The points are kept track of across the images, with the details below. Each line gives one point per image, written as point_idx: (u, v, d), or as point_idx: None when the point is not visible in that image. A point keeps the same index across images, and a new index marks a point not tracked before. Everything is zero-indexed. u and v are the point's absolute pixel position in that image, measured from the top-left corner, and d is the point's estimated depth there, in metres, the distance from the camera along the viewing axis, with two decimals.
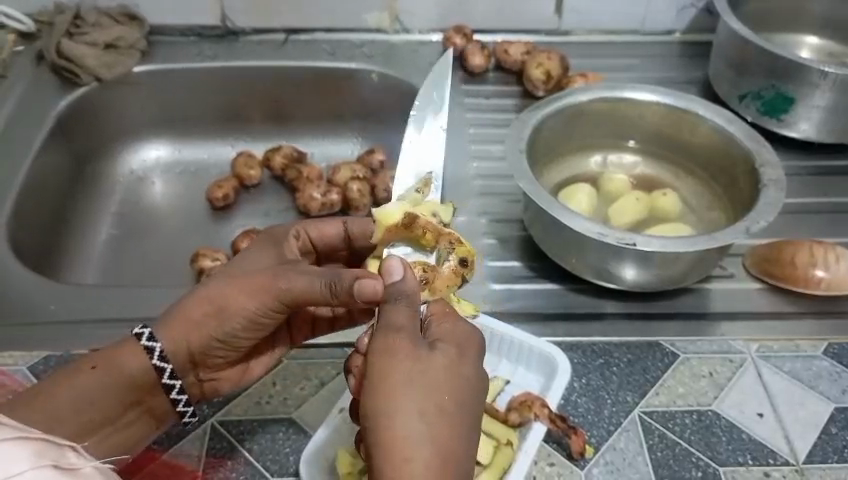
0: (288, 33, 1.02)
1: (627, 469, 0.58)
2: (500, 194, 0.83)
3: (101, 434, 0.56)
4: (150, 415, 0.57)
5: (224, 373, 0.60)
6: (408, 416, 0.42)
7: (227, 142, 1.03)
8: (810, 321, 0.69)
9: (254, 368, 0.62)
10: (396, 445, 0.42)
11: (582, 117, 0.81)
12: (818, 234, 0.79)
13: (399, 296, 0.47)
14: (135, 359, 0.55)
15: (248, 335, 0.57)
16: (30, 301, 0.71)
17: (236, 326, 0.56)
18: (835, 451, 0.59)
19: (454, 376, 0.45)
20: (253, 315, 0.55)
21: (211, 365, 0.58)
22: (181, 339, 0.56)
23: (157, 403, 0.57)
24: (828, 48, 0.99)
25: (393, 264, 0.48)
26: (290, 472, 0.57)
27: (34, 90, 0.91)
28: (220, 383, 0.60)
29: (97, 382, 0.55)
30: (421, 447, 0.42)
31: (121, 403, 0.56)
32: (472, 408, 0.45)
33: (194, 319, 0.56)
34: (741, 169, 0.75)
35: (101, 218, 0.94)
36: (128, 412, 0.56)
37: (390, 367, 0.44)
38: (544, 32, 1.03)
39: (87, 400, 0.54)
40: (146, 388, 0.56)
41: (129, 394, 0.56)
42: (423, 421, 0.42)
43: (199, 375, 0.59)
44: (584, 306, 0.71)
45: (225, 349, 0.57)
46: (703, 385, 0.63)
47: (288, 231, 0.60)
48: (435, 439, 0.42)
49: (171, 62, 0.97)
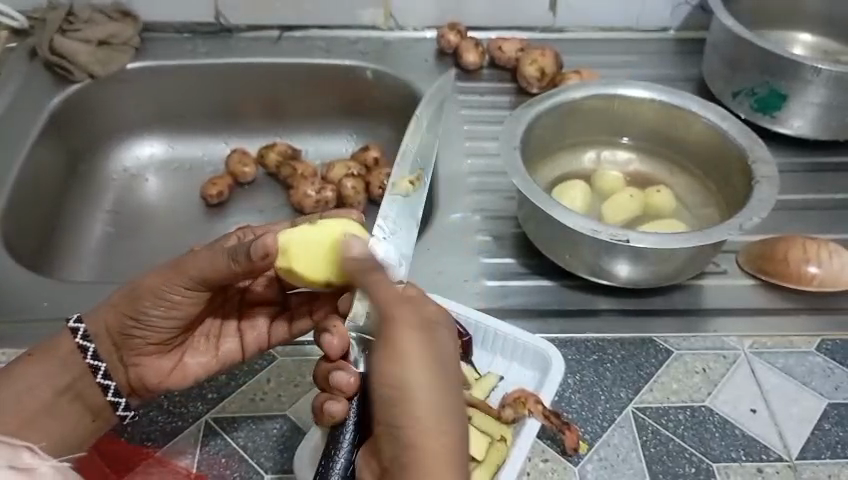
0: (282, 29, 1.01)
1: (621, 465, 0.58)
2: (494, 191, 0.83)
3: (36, 427, 0.56)
4: (85, 405, 0.58)
5: (148, 362, 0.59)
6: (429, 394, 0.44)
7: (221, 139, 1.02)
8: (804, 317, 0.70)
9: (188, 366, 0.61)
10: (420, 422, 0.43)
11: (576, 114, 0.81)
12: (812, 230, 0.80)
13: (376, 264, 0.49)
14: (65, 348, 0.57)
15: (163, 316, 0.57)
16: (22, 297, 0.70)
17: (152, 309, 0.57)
18: (828, 447, 0.59)
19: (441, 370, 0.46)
20: (161, 291, 0.56)
21: (133, 348, 0.59)
22: (101, 318, 0.58)
23: (90, 391, 0.58)
24: (822, 45, 0.99)
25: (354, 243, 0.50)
26: (285, 469, 0.57)
27: (27, 86, 0.91)
28: (145, 371, 0.59)
29: (27, 373, 0.56)
30: (449, 430, 0.44)
31: (54, 393, 0.56)
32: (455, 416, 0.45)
33: (113, 299, 0.57)
34: (734, 166, 0.76)
35: (94, 215, 0.93)
36: (62, 401, 0.57)
37: (405, 348, 0.45)
38: (538, 29, 1.03)
39: (19, 391, 0.55)
40: (77, 374, 0.57)
41: (61, 381, 0.57)
42: (432, 405, 0.44)
43: (125, 359, 0.59)
44: (578, 302, 0.71)
45: (143, 331, 0.58)
46: (697, 381, 0.64)
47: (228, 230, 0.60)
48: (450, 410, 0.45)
49: (166, 58, 0.97)
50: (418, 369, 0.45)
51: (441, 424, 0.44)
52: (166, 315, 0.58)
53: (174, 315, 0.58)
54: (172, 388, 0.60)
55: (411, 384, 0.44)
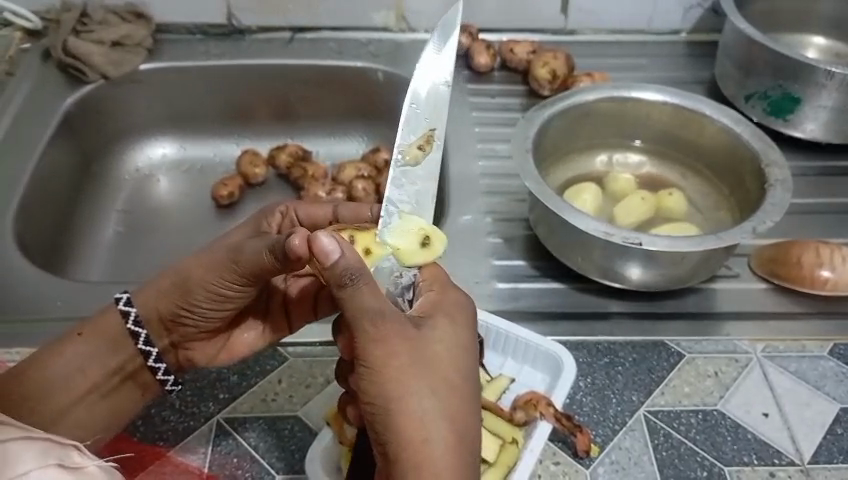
0: (295, 31, 1.02)
1: (632, 468, 0.58)
2: (505, 193, 0.83)
3: (86, 403, 0.57)
4: (134, 382, 0.59)
5: (198, 345, 0.61)
6: (420, 399, 0.43)
7: (233, 140, 1.03)
8: (816, 321, 0.69)
9: (238, 347, 0.62)
10: (412, 430, 0.42)
11: (587, 116, 0.81)
12: (824, 234, 0.79)
13: (353, 274, 0.42)
14: (114, 329, 0.57)
15: (212, 307, 0.57)
16: (35, 295, 0.71)
17: (203, 302, 0.56)
18: (841, 452, 0.59)
19: (429, 365, 0.44)
20: (211, 286, 0.55)
21: (184, 334, 0.59)
22: (152, 301, 0.57)
23: (140, 372, 0.59)
24: (835, 49, 0.99)
25: (324, 242, 0.42)
26: (296, 469, 0.57)
27: (41, 87, 0.92)
28: (194, 353, 0.61)
29: (78, 352, 0.56)
30: (444, 435, 0.42)
31: (101, 371, 0.57)
32: (457, 414, 0.43)
33: (163, 285, 0.57)
34: (748, 170, 0.75)
35: (107, 215, 0.94)
36: (111, 380, 0.57)
37: (385, 352, 0.43)
38: (551, 32, 1.03)
39: (70, 368, 0.56)
40: (124, 353, 0.58)
41: (108, 360, 0.57)
42: (423, 417, 0.42)
43: (175, 341, 0.60)
44: (590, 305, 0.71)
45: (194, 320, 0.58)
46: (709, 384, 0.63)
47: (274, 207, 0.59)
48: (446, 409, 0.43)
49: (178, 60, 0.97)
50: (407, 375, 0.43)
51: (433, 429, 0.42)
52: (216, 307, 0.58)
53: (224, 307, 0.58)
54: (220, 364, 0.62)
55: (399, 397, 0.42)
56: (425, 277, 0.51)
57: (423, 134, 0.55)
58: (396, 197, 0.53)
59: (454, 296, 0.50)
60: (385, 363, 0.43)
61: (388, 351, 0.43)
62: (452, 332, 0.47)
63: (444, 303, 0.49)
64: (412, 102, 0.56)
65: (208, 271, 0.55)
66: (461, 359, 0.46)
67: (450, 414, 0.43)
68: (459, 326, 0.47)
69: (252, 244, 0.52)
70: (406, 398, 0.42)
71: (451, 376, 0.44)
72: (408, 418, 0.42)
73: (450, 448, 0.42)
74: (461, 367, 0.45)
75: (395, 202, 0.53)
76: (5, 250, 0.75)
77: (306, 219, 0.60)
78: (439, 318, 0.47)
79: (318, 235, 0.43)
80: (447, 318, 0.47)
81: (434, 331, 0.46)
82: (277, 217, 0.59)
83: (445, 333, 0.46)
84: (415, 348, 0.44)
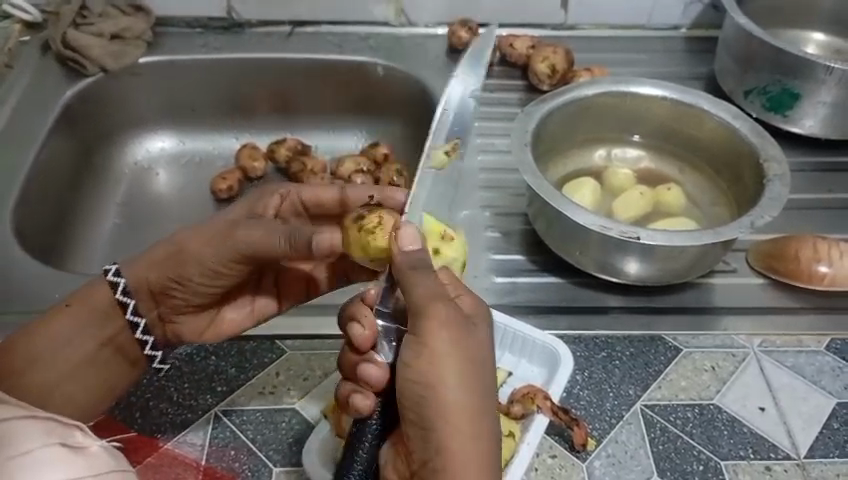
0: (294, 25, 1.02)
1: (628, 462, 0.58)
2: (504, 187, 0.83)
3: (75, 378, 0.58)
4: (123, 357, 0.60)
5: (184, 319, 0.62)
6: (458, 391, 0.43)
7: (231, 134, 1.03)
8: (813, 315, 0.69)
9: (223, 322, 0.64)
10: (446, 420, 0.42)
11: (587, 110, 0.81)
12: (822, 229, 0.79)
13: (414, 263, 0.46)
14: (103, 302, 0.58)
15: (206, 280, 0.59)
16: (32, 287, 0.71)
17: (197, 274, 0.58)
18: (837, 446, 0.59)
19: (472, 359, 0.44)
20: (208, 259, 0.58)
21: (173, 306, 0.61)
22: (144, 273, 0.58)
23: (129, 345, 0.60)
24: (834, 45, 0.99)
25: (408, 231, 0.48)
26: (294, 462, 0.57)
27: (40, 80, 0.92)
28: (180, 328, 0.62)
29: (66, 324, 0.58)
30: (475, 431, 0.42)
31: (91, 344, 0.58)
32: (489, 414, 0.43)
33: (155, 256, 0.58)
34: (747, 165, 0.75)
35: (106, 208, 0.94)
36: (100, 353, 0.59)
37: (432, 336, 0.44)
38: (550, 26, 1.03)
39: (59, 341, 0.57)
40: (114, 326, 0.59)
41: (98, 333, 0.58)
42: (459, 408, 0.43)
43: (162, 313, 0.61)
44: (587, 299, 0.71)
45: (185, 294, 0.60)
46: (706, 378, 0.64)
47: (274, 189, 0.62)
48: (481, 406, 0.43)
49: (178, 53, 0.97)
50: (450, 365, 0.43)
51: (472, 423, 0.42)
52: (208, 282, 0.60)
53: (217, 282, 0.60)
54: (206, 342, 0.64)
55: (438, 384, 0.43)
56: (442, 277, 0.47)
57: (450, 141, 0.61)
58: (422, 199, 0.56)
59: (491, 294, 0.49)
60: (431, 348, 0.43)
61: (443, 339, 0.44)
62: (492, 331, 0.47)
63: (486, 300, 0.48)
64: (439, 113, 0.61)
65: (207, 245, 0.57)
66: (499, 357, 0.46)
67: (486, 410, 0.43)
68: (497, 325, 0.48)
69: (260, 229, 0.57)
70: (444, 388, 0.43)
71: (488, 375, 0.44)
72: (452, 409, 0.42)
73: (478, 445, 0.42)
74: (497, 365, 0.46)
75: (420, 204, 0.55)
76: (5, 242, 0.75)
77: (311, 201, 0.63)
78: (482, 316, 0.46)
79: (405, 229, 0.48)
80: (489, 318, 0.47)
81: (478, 328, 0.46)
82: (275, 199, 0.62)
83: (488, 332, 0.46)
84: (461, 339, 0.44)
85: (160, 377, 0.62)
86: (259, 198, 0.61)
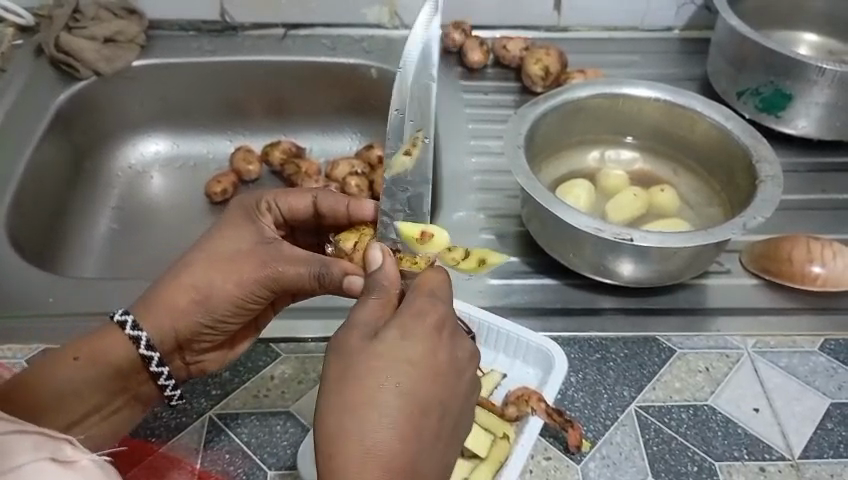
0: (288, 27, 1.02)
1: (623, 463, 0.58)
2: (498, 190, 0.83)
3: (87, 424, 0.57)
4: (136, 401, 0.59)
5: (208, 356, 0.61)
6: (343, 412, 0.40)
7: (225, 137, 1.03)
8: (807, 316, 0.70)
9: (241, 341, 0.63)
10: (327, 442, 0.40)
11: (581, 113, 0.81)
12: (815, 230, 0.80)
13: (372, 285, 0.46)
14: (121, 347, 0.57)
15: (233, 316, 0.58)
16: (26, 292, 0.70)
17: (226, 311, 0.58)
18: (831, 446, 0.59)
19: (366, 374, 0.41)
20: (238, 299, 0.57)
21: (195, 347, 0.60)
22: (164, 318, 0.57)
23: (142, 388, 0.59)
24: (827, 45, 0.99)
25: (375, 253, 0.48)
26: (288, 465, 0.57)
27: (34, 83, 0.92)
28: (206, 364, 0.61)
29: (80, 375, 0.56)
30: (358, 451, 0.39)
31: (106, 394, 0.57)
32: (382, 432, 0.40)
33: (180, 303, 0.57)
34: (739, 167, 0.75)
35: (100, 212, 0.93)
36: (114, 400, 0.58)
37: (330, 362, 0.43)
38: (543, 29, 1.03)
39: (72, 393, 0.56)
40: (130, 373, 0.58)
41: (114, 383, 0.57)
42: (339, 427, 0.40)
43: (186, 358, 0.60)
44: (582, 301, 0.71)
45: (211, 333, 0.59)
46: (700, 380, 0.64)
47: (257, 202, 0.59)
48: (371, 423, 0.40)
49: (171, 56, 0.97)
50: (339, 386, 0.41)
51: (346, 444, 0.39)
52: (233, 318, 0.59)
53: (240, 316, 0.59)
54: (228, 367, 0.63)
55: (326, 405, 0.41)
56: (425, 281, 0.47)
57: (408, 140, 0.59)
58: (389, 208, 0.57)
59: (432, 306, 0.45)
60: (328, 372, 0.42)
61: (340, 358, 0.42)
62: (410, 347, 0.42)
63: (420, 313, 0.44)
64: (396, 108, 0.61)
65: (237, 286, 0.56)
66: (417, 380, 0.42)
67: (368, 429, 0.39)
68: (425, 342, 0.43)
69: (292, 268, 0.54)
70: (332, 408, 0.40)
71: (388, 391, 0.41)
72: (328, 427, 0.40)
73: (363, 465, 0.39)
74: (410, 389, 0.41)
75: (390, 214, 0.56)
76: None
77: (287, 212, 0.61)
78: (400, 330, 0.43)
79: (372, 249, 0.49)
80: (407, 331, 0.43)
81: (387, 343, 0.42)
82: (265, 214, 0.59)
83: (402, 346, 0.42)
84: (355, 358, 0.42)
85: None
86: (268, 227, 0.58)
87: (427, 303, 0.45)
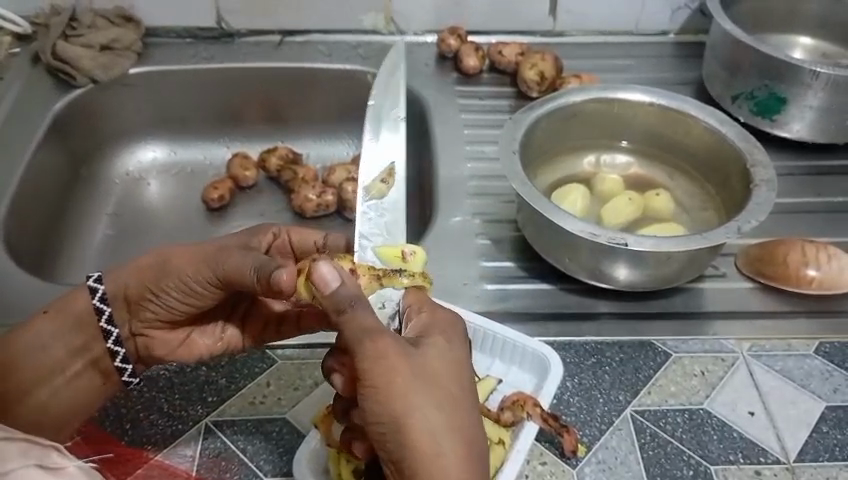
0: (284, 34, 1.02)
1: (619, 468, 0.58)
2: (494, 195, 0.84)
3: (50, 386, 0.60)
4: (97, 369, 0.60)
5: (157, 334, 0.60)
6: (426, 415, 0.42)
7: (222, 143, 1.03)
8: (802, 319, 0.70)
9: (197, 343, 0.62)
10: (421, 445, 0.42)
11: (576, 117, 0.82)
12: (811, 233, 0.80)
13: (350, 299, 0.44)
14: (82, 305, 0.59)
15: (181, 298, 0.58)
16: (23, 299, 0.70)
17: (172, 288, 0.57)
18: (826, 449, 0.59)
19: (433, 373, 0.44)
20: (187, 279, 0.56)
21: (143, 319, 0.60)
22: (121, 278, 0.59)
23: (101, 354, 0.60)
24: (821, 48, 0.99)
25: (322, 269, 0.44)
26: (284, 472, 0.57)
27: (31, 92, 0.92)
28: (152, 342, 0.60)
29: (44, 329, 0.59)
30: (452, 448, 0.42)
31: (65, 351, 0.59)
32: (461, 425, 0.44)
33: (141, 264, 0.58)
34: (734, 170, 0.76)
35: (98, 220, 0.94)
36: (73, 360, 0.60)
37: (384, 368, 0.43)
38: (539, 33, 1.04)
39: (36, 347, 0.59)
40: (88, 334, 0.60)
41: (74, 341, 0.60)
42: (429, 430, 0.42)
43: (133, 328, 0.60)
44: (578, 306, 0.71)
45: (156, 307, 0.58)
46: (695, 383, 0.64)
47: (268, 228, 0.59)
48: (450, 419, 0.43)
49: (168, 63, 0.97)
50: (413, 388, 0.43)
51: (440, 443, 0.42)
52: (183, 300, 0.58)
53: (189, 301, 0.58)
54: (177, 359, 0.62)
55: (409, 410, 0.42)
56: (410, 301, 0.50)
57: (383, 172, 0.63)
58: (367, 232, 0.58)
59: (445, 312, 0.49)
60: (388, 380, 0.43)
61: (373, 411, 0.43)
62: (449, 346, 0.46)
63: (436, 319, 0.48)
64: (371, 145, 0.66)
65: (191, 260, 0.56)
66: (449, 402, 0.44)
67: (451, 425, 0.43)
68: (456, 341, 0.47)
69: (241, 258, 0.53)
70: (414, 413, 0.42)
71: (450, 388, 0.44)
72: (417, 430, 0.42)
73: (459, 459, 0.42)
74: (460, 378, 0.45)
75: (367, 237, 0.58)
76: None
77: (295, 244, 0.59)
78: (434, 335, 0.47)
79: (319, 265, 0.45)
80: (442, 334, 0.47)
81: (431, 346, 0.46)
82: (270, 236, 0.59)
83: (442, 347, 0.46)
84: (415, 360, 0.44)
85: (148, 389, 0.62)
86: (250, 233, 0.59)
87: (424, 314, 0.49)
